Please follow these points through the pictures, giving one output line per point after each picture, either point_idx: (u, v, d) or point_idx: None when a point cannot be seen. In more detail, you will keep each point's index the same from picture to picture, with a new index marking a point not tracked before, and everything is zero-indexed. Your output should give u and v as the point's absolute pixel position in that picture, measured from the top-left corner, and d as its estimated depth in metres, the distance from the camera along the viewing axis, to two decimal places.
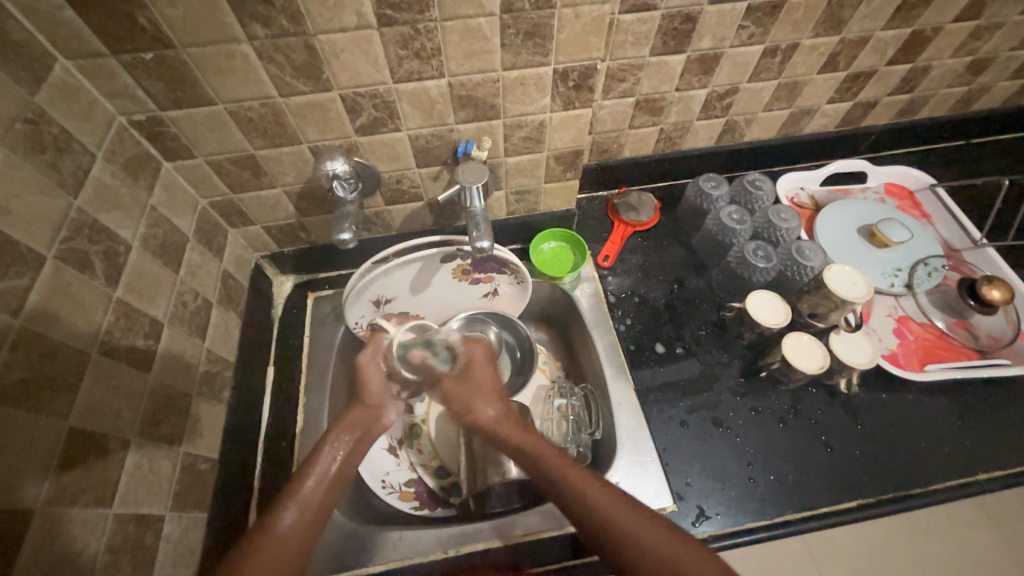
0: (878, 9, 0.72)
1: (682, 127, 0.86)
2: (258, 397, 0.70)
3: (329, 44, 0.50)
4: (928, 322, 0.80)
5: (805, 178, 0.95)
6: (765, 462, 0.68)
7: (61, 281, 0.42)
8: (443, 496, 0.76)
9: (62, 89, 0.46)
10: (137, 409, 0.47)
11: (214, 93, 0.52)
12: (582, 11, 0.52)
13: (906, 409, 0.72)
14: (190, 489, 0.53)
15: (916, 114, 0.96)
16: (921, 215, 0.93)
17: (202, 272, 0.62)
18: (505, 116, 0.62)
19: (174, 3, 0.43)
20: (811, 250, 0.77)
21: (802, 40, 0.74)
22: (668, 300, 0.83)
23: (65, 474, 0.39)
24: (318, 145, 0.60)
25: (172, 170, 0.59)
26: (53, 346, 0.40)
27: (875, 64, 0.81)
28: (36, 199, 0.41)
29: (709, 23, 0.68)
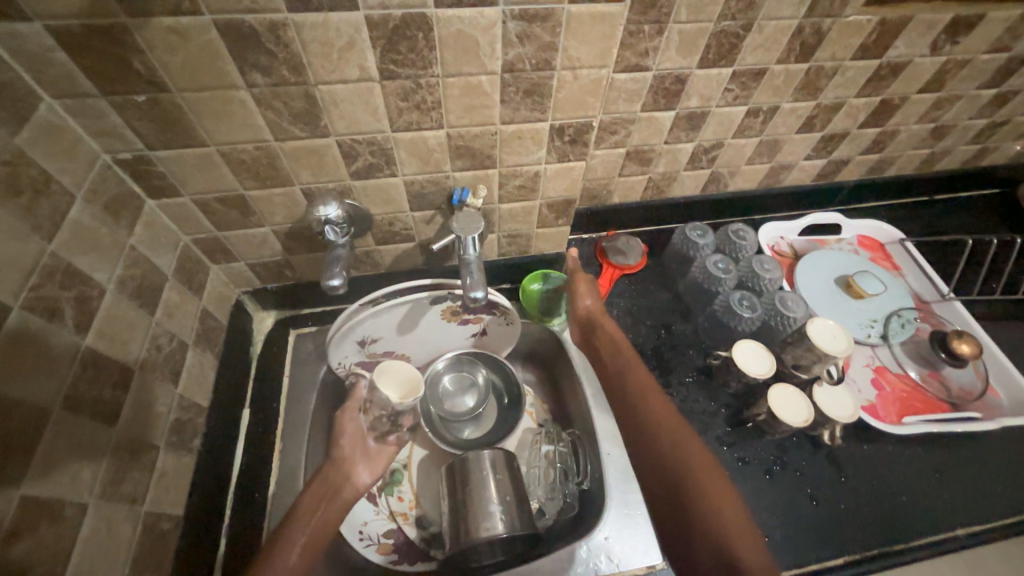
0: (851, 79, 0.77)
1: (670, 177, 0.89)
2: (231, 444, 0.66)
3: (329, 93, 0.50)
4: (904, 373, 0.82)
5: (785, 227, 0.98)
6: (753, 516, 0.67)
7: (25, 332, 0.39)
8: (423, 549, 0.72)
9: (46, 129, 0.44)
10: (98, 467, 0.44)
11: (207, 136, 0.51)
12: (580, 74, 0.53)
13: (887, 461, 0.74)
14: (151, 552, 0.49)
15: (885, 171, 1.02)
16: (892, 267, 0.97)
17: (180, 313, 0.59)
18: (501, 166, 0.63)
19: (173, 50, 0.43)
20: (794, 301, 0.80)
21: (783, 103, 0.78)
22: (656, 346, 0.84)
23: (11, 548, 0.36)
24: (311, 187, 0.59)
25: (155, 207, 0.57)
26: (10, 405, 0.37)
27: (848, 126, 0.86)
28: (7, 245, 0.39)
29: (698, 84, 0.71)
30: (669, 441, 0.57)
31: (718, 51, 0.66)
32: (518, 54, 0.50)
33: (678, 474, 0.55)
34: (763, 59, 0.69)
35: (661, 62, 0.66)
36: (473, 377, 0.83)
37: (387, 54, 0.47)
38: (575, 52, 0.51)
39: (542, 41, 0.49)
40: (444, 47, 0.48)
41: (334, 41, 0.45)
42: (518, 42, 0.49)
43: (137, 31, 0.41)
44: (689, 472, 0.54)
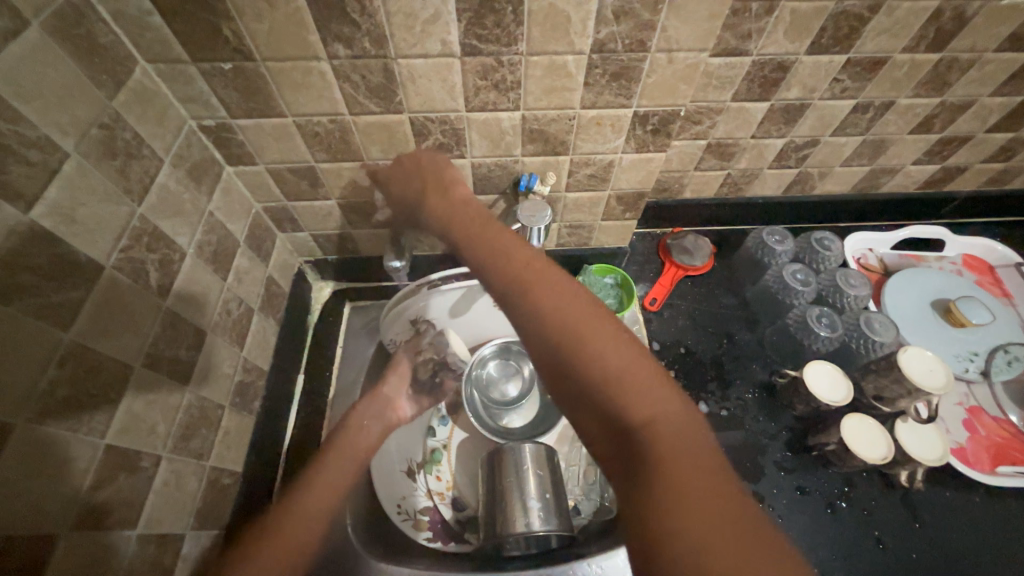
0: (990, 74, 0.66)
1: (751, 174, 0.81)
2: (286, 408, 0.69)
3: (408, 68, 0.48)
4: (1005, 417, 0.72)
5: (876, 239, 0.88)
6: (809, 551, 0.63)
7: (114, 293, 0.41)
8: (458, 530, 0.73)
9: (140, 93, 0.45)
10: (170, 424, 0.47)
11: (285, 107, 0.50)
12: (676, 58, 0.48)
13: (971, 513, 0.66)
14: (212, 505, 0.52)
15: (1009, 183, 0.88)
16: (1001, 293, 0.86)
17: (248, 279, 0.61)
18: (574, 153, 0.59)
19: (260, 18, 0.42)
20: (881, 324, 0.72)
21: (899, 99, 0.68)
22: (715, 355, 0.79)
23: (96, 492, 0.38)
24: (379, 163, 0.58)
25: (232, 174, 0.58)
26: (99, 360, 0.39)
27: (974, 129, 0.75)
28: (102, 207, 0.40)
29: (802, 73, 0.63)
30: (606, 354, 0.38)
31: (833, 35, 0.58)
32: (610, 33, 0.46)
33: (606, 386, 0.37)
34: (886, 47, 0.60)
35: (765, 46, 0.59)
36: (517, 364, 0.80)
37: (471, 28, 0.44)
38: (675, 32, 0.46)
39: (639, 19, 0.44)
40: (532, 22, 0.44)
41: (418, 13, 0.43)
42: (614, 19, 0.44)
43: None
44: (621, 377, 0.37)
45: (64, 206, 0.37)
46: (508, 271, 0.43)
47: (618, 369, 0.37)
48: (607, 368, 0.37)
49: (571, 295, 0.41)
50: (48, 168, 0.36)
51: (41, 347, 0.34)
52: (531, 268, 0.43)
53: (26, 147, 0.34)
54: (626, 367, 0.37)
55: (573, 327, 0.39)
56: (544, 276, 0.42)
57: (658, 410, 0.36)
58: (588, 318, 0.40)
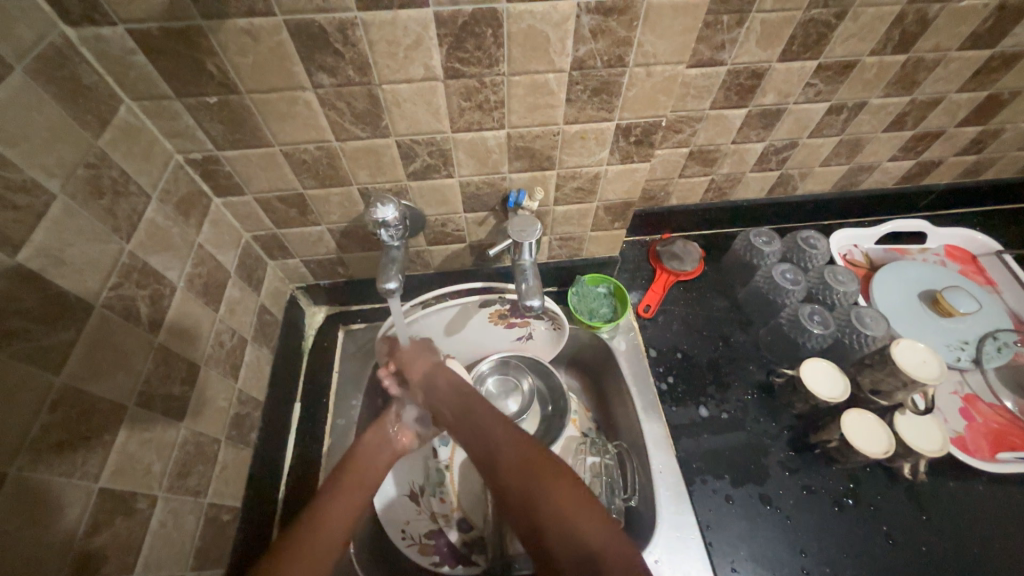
0: (955, 72, 0.68)
1: (734, 178, 0.83)
2: (284, 437, 0.68)
3: (392, 94, 0.48)
4: (999, 403, 0.73)
5: (860, 235, 0.90)
6: (819, 551, 0.63)
7: (104, 332, 0.40)
8: (465, 553, 0.71)
9: (125, 131, 0.45)
10: (166, 462, 0.45)
11: (272, 136, 0.51)
12: (654, 71, 0.50)
13: (976, 501, 0.66)
14: (212, 543, 0.51)
15: (982, 174, 0.91)
16: (986, 281, 0.88)
17: (240, 309, 0.60)
18: (560, 167, 0.60)
19: (244, 52, 0.43)
20: (872, 318, 0.73)
21: (871, 99, 0.71)
22: (712, 358, 0.79)
23: (91, 539, 0.37)
24: (367, 187, 0.59)
25: (220, 206, 0.58)
26: (91, 402, 0.38)
27: (944, 125, 0.77)
28: (90, 246, 0.40)
29: (776, 79, 0.65)
30: (543, 490, 0.45)
31: (803, 42, 0.60)
32: (589, 51, 0.47)
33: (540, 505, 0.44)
34: (854, 51, 0.62)
35: (738, 56, 0.61)
36: (516, 378, 0.80)
37: (453, 52, 0.45)
38: (652, 47, 0.47)
39: (616, 36, 0.46)
40: (512, 44, 0.45)
41: (401, 40, 0.44)
42: (592, 38, 0.46)
43: (212, 33, 0.41)
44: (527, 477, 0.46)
45: (52, 247, 0.37)
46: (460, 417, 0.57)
47: (548, 480, 0.45)
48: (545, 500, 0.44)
49: (512, 446, 0.49)
50: (34, 212, 0.36)
51: (31, 393, 0.34)
52: (473, 405, 0.57)
53: (12, 191, 0.34)
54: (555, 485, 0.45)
55: (519, 477, 0.46)
56: (490, 417, 0.55)
57: (585, 513, 0.43)
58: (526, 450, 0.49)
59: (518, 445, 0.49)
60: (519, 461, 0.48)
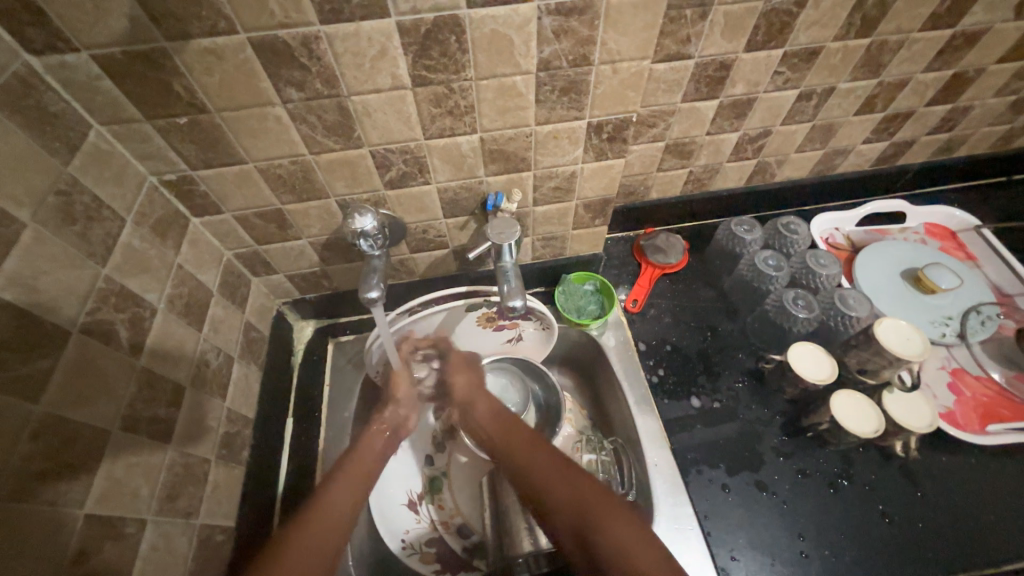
0: (919, 53, 0.69)
1: (712, 169, 0.83)
2: (277, 453, 0.68)
3: (362, 105, 0.49)
4: (986, 375, 0.74)
5: (840, 218, 0.91)
6: (817, 534, 0.63)
7: (83, 358, 0.40)
8: (466, 559, 0.71)
9: (96, 156, 0.45)
10: (154, 485, 0.45)
11: (245, 153, 0.51)
12: (620, 68, 0.50)
13: (969, 475, 0.67)
14: (206, 564, 0.50)
15: (956, 152, 0.92)
16: (966, 256, 0.89)
17: (225, 327, 0.60)
18: (535, 168, 0.60)
19: (210, 71, 0.43)
20: (855, 299, 0.74)
21: (839, 84, 0.72)
22: (701, 348, 0.79)
23: (79, 566, 0.37)
24: (345, 198, 0.59)
25: (199, 225, 0.58)
26: (72, 429, 0.38)
27: (914, 105, 0.79)
28: (64, 272, 0.40)
29: (744, 70, 0.66)
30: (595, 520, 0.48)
31: (767, 32, 0.61)
32: (554, 51, 0.48)
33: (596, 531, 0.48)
34: (818, 38, 0.64)
35: (705, 48, 0.62)
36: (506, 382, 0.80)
37: (419, 60, 0.46)
38: (615, 44, 0.48)
39: (580, 35, 0.46)
40: (477, 49, 0.46)
41: (366, 51, 0.44)
42: (555, 38, 0.46)
43: (176, 54, 0.41)
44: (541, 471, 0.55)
45: (24, 276, 0.37)
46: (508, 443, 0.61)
47: (597, 506, 0.49)
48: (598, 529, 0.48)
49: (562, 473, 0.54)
50: (4, 241, 0.36)
51: (10, 423, 0.34)
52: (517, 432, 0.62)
53: None
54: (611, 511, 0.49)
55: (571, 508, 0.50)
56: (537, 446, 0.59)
57: (635, 537, 0.46)
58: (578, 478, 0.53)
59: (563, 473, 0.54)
60: (569, 487, 0.52)
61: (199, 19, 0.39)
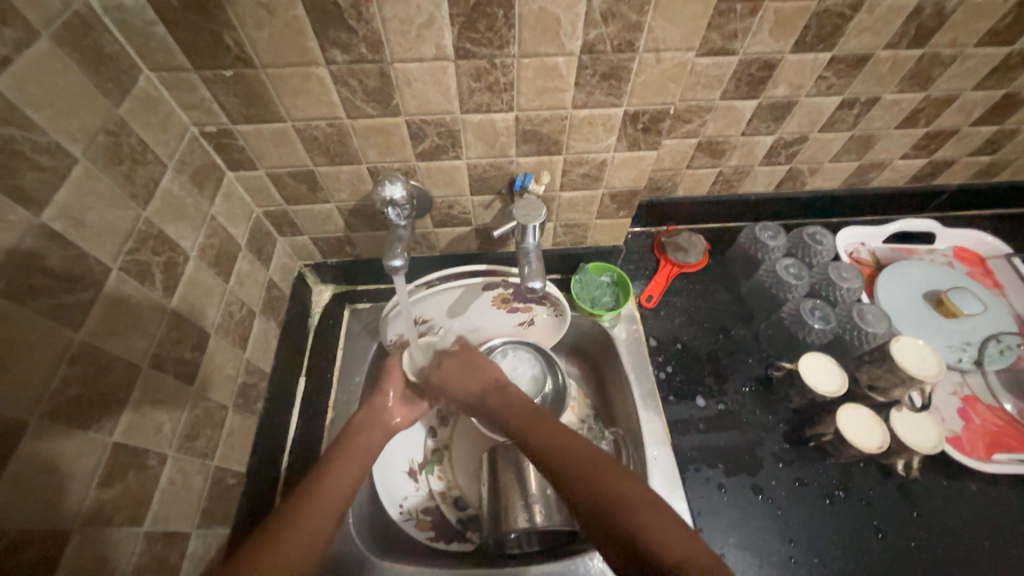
0: (972, 69, 0.67)
1: (742, 171, 0.82)
2: (289, 409, 0.70)
3: (404, 73, 0.49)
4: (998, 404, 0.73)
5: (867, 234, 0.90)
6: (808, 542, 0.63)
7: (120, 295, 0.42)
8: (460, 530, 0.73)
9: (144, 101, 0.46)
10: (176, 423, 0.47)
11: (285, 112, 0.52)
12: (664, 57, 0.50)
13: (969, 501, 0.67)
14: (218, 504, 0.53)
15: (995, 176, 0.90)
16: (992, 284, 0.87)
17: (249, 282, 0.62)
18: (567, 152, 0.60)
19: (261, 26, 0.44)
20: (874, 315, 0.74)
21: (884, 95, 0.70)
22: (712, 350, 0.80)
23: (105, 489, 0.39)
24: (377, 166, 0.60)
25: (233, 180, 0.59)
26: (107, 360, 0.40)
27: (959, 123, 0.77)
28: (109, 211, 0.41)
29: (788, 71, 0.65)
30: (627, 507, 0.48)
31: (817, 33, 0.60)
32: (599, 35, 0.47)
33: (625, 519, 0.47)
34: (869, 44, 0.62)
35: (750, 45, 0.61)
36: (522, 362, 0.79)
37: (464, 32, 0.46)
38: (662, 33, 0.47)
39: (628, 20, 0.46)
40: (523, 25, 0.46)
41: (414, 18, 0.44)
42: (602, 21, 0.46)
43: (230, 6, 0.42)
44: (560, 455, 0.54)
45: (73, 209, 0.38)
46: (530, 428, 0.59)
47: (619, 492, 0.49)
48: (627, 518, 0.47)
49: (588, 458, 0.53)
50: (57, 174, 0.37)
51: (53, 346, 0.35)
52: (539, 419, 0.60)
53: (38, 152, 0.36)
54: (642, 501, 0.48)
55: (598, 498, 0.49)
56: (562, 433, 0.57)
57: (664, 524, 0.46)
58: (605, 466, 0.52)
59: (591, 462, 0.52)
60: (597, 476, 0.51)
61: None
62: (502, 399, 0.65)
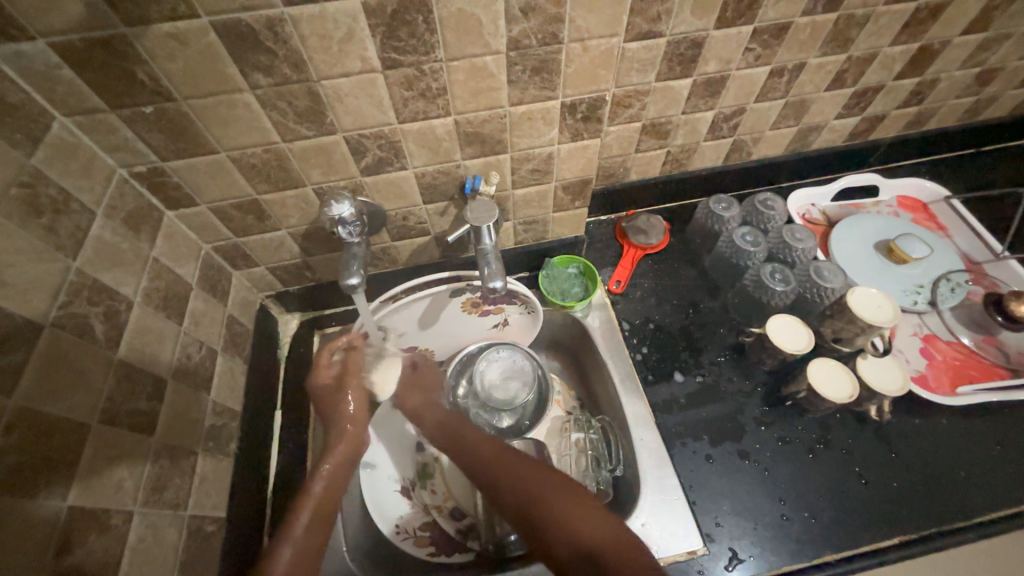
0: (885, 26, 0.71)
1: (689, 149, 0.84)
2: (267, 445, 0.68)
3: (333, 89, 0.48)
4: (956, 340, 0.77)
5: (816, 194, 0.93)
6: (798, 498, 0.65)
7: (58, 353, 0.40)
8: (460, 541, 0.72)
9: (61, 148, 0.45)
10: (139, 477, 0.45)
11: (216, 142, 0.50)
12: (590, 46, 0.51)
13: (940, 435, 0.69)
14: (198, 554, 0.51)
15: (926, 124, 0.94)
16: (936, 227, 0.91)
17: (206, 321, 0.60)
18: (512, 150, 0.60)
19: (174, 57, 0.42)
20: (830, 271, 0.76)
21: (809, 60, 0.73)
22: (684, 325, 0.81)
23: (65, 557, 0.37)
24: (322, 187, 0.59)
25: (174, 219, 0.57)
26: (50, 422, 0.38)
27: (883, 79, 0.80)
28: (33, 266, 0.39)
29: (715, 47, 0.67)
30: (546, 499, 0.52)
31: (736, 8, 0.62)
32: (523, 30, 0.48)
33: (546, 516, 0.51)
34: (786, 13, 0.64)
35: (675, 26, 0.62)
36: (508, 360, 0.77)
37: (387, 42, 0.46)
38: (584, 21, 0.48)
39: (548, 13, 0.47)
40: (445, 29, 0.46)
41: (333, 33, 0.44)
42: (523, 17, 0.46)
43: (137, 41, 0.41)
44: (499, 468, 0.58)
45: None
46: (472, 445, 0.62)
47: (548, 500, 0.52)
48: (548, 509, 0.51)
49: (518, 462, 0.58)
50: None
51: None
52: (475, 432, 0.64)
53: None
54: (563, 497, 0.52)
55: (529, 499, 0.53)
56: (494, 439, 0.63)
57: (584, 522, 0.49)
58: (537, 474, 0.56)
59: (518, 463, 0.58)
60: (525, 476, 0.55)
61: (157, 3, 0.38)
62: (447, 420, 0.67)
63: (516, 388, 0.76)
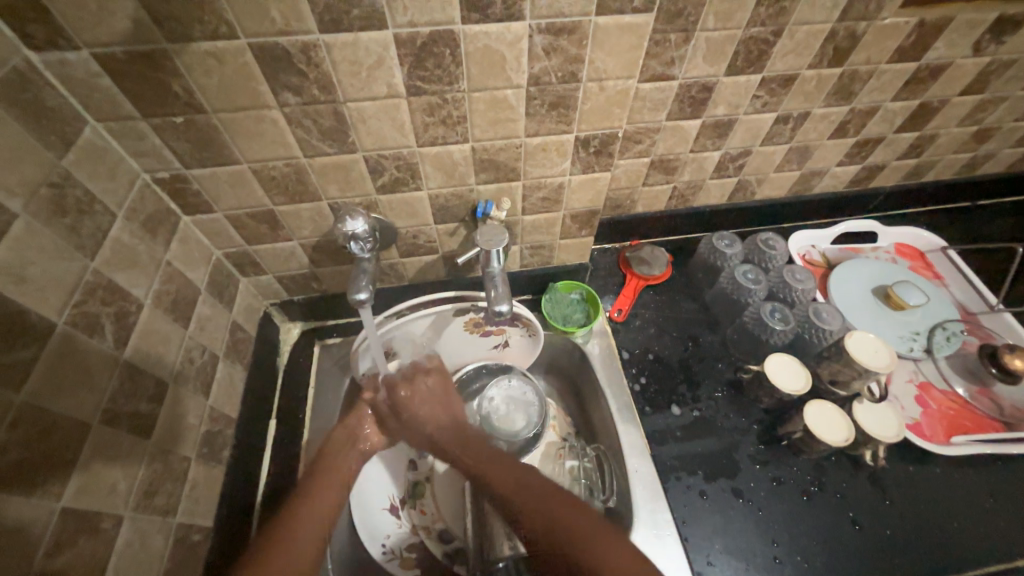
0: (888, 82, 0.74)
1: (695, 185, 0.87)
2: (259, 454, 0.67)
3: (357, 111, 0.50)
4: (951, 389, 0.77)
5: (816, 236, 0.95)
6: (791, 540, 0.64)
7: (67, 350, 0.40)
8: (448, 565, 0.70)
9: (91, 151, 0.46)
10: (133, 480, 0.45)
11: (240, 154, 0.52)
12: (607, 85, 0.53)
13: (934, 484, 0.69)
14: (182, 563, 0.50)
15: (924, 176, 0.97)
16: (933, 276, 0.93)
17: (211, 326, 0.60)
18: (525, 178, 0.62)
19: (209, 73, 0.44)
20: (828, 313, 0.78)
21: (814, 109, 0.76)
22: (683, 358, 0.82)
23: (53, 559, 0.37)
24: (337, 202, 0.60)
25: (189, 224, 0.58)
26: (53, 420, 0.38)
27: (884, 131, 0.83)
28: (53, 264, 0.40)
29: (725, 92, 0.69)
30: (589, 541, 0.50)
31: (746, 58, 0.65)
32: (544, 67, 0.50)
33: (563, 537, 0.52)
34: (794, 65, 0.67)
35: (688, 70, 0.65)
36: (518, 390, 0.77)
37: (414, 71, 0.48)
38: (602, 63, 0.50)
39: (568, 53, 0.49)
40: (470, 62, 0.48)
41: (362, 60, 0.46)
42: (545, 55, 0.49)
43: (176, 55, 0.42)
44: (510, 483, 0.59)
45: (12, 265, 0.37)
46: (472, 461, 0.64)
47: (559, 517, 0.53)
48: (589, 554, 0.49)
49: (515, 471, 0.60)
50: None
51: None
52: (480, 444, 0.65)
53: None
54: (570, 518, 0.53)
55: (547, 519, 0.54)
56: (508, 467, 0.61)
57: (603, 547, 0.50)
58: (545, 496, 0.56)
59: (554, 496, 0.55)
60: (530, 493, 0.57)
61: (200, 23, 0.40)
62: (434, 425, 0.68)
63: (520, 419, 0.75)
